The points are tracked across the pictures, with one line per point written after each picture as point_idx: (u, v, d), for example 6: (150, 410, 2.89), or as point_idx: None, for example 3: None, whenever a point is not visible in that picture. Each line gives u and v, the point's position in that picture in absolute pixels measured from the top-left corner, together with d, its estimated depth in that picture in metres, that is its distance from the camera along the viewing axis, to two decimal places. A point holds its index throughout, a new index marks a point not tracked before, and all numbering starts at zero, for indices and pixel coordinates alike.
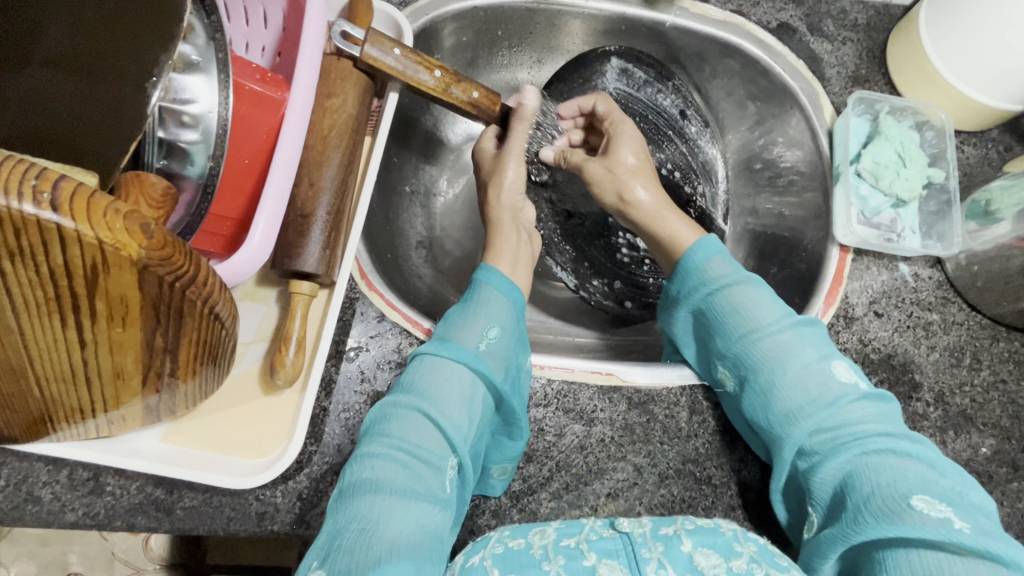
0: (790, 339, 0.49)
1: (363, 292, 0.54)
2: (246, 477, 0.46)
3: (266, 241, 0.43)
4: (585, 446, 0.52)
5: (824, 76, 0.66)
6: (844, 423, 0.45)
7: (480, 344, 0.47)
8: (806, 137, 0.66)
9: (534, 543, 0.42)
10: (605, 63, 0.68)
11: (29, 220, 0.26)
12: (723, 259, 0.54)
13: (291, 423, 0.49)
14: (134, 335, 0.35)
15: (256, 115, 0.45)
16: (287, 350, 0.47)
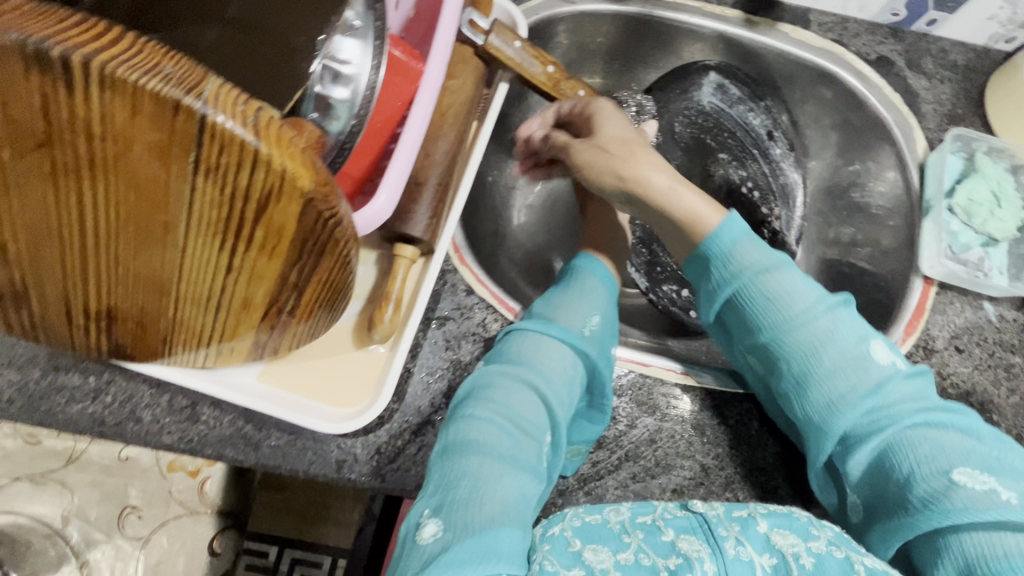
0: (819, 322, 0.49)
1: (455, 265, 0.56)
2: (332, 423, 0.48)
3: (389, 201, 0.47)
4: (655, 440, 0.53)
5: (920, 111, 0.66)
6: (884, 406, 0.46)
7: (584, 329, 0.54)
8: (895, 169, 0.66)
9: (611, 518, 0.44)
10: (704, 77, 0.75)
11: (235, 140, 0.27)
12: (744, 238, 0.52)
13: (378, 378, 0.51)
14: (275, 269, 0.34)
15: (396, 82, 0.49)
16: (386, 308, 0.50)
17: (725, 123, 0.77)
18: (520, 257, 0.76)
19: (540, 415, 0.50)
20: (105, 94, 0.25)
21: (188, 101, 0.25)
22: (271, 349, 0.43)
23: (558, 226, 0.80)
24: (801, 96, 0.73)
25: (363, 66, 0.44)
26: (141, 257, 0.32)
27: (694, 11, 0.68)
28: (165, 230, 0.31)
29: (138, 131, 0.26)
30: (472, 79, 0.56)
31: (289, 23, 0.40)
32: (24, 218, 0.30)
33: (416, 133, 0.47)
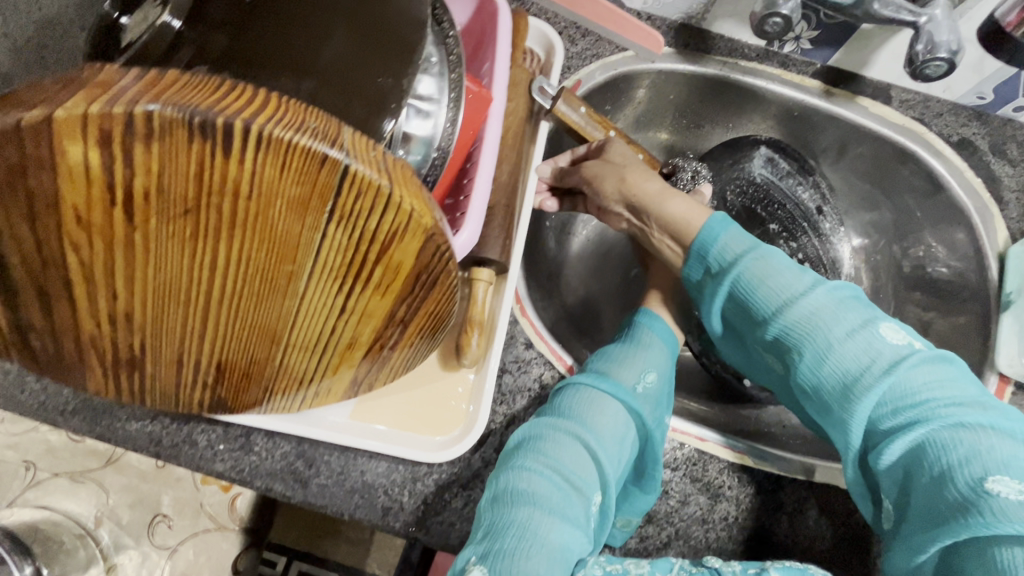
0: (827, 303, 0.45)
1: (516, 316, 0.56)
2: (438, 451, 0.50)
3: (472, 237, 0.48)
4: (707, 521, 0.51)
5: (1003, 199, 0.64)
6: (911, 394, 0.41)
7: (638, 385, 0.50)
8: (971, 255, 0.64)
9: (630, 570, 0.42)
10: (754, 151, 0.72)
11: (372, 187, 0.27)
12: (734, 232, 0.51)
13: (470, 399, 0.52)
14: (385, 307, 0.33)
15: (472, 113, 0.47)
16: (472, 336, 0.50)
17: (774, 193, 0.73)
18: (571, 304, 0.75)
19: (592, 475, 0.46)
20: (258, 158, 0.25)
21: (335, 154, 0.26)
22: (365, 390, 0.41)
23: (608, 275, 0.79)
24: (876, 170, 0.71)
25: (443, 101, 0.42)
26: (262, 308, 0.31)
27: (771, 77, 0.68)
28: (291, 278, 0.30)
29: (282, 187, 0.26)
30: (524, 97, 0.59)
31: (364, 71, 0.35)
32: (153, 281, 0.30)
33: (489, 167, 0.50)
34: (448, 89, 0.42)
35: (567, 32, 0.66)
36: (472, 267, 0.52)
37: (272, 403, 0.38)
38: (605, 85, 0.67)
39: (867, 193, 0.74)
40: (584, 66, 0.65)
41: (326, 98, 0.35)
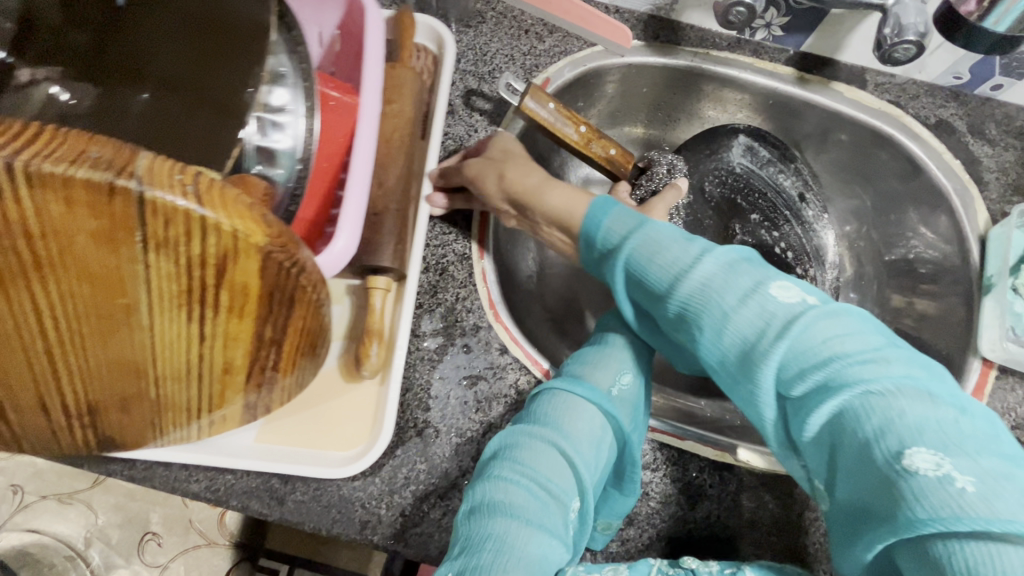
0: (716, 271, 0.43)
1: (489, 322, 0.55)
2: (341, 467, 0.49)
3: (350, 241, 0.46)
4: (689, 520, 0.50)
5: (982, 180, 0.63)
6: (816, 358, 0.38)
7: (613, 388, 0.50)
8: (951, 238, 0.63)
9: None
10: (733, 139, 0.71)
11: (178, 211, 0.28)
12: (621, 210, 0.50)
13: (372, 412, 0.51)
14: (248, 328, 0.34)
15: (335, 119, 0.50)
16: (370, 345, 0.50)
17: (754, 183, 0.71)
18: (552, 304, 0.74)
19: (571, 482, 0.45)
20: (40, 197, 0.26)
21: (121, 181, 0.27)
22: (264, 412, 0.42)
23: (588, 273, 0.79)
24: (856, 155, 0.70)
25: (299, 112, 0.43)
26: (113, 343, 0.33)
27: (745, 66, 0.66)
28: (128, 313, 0.32)
29: (79, 223, 0.27)
30: (410, 100, 0.56)
31: (203, 76, 0.36)
32: None
33: (365, 165, 0.47)
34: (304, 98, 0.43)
35: (534, 29, 0.66)
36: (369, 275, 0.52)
37: (161, 433, 0.40)
38: (574, 82, 0.66)
39: (847, 178, 0.73)
40: (553, 63, 0.65)
41: (171, 101, 0.36)
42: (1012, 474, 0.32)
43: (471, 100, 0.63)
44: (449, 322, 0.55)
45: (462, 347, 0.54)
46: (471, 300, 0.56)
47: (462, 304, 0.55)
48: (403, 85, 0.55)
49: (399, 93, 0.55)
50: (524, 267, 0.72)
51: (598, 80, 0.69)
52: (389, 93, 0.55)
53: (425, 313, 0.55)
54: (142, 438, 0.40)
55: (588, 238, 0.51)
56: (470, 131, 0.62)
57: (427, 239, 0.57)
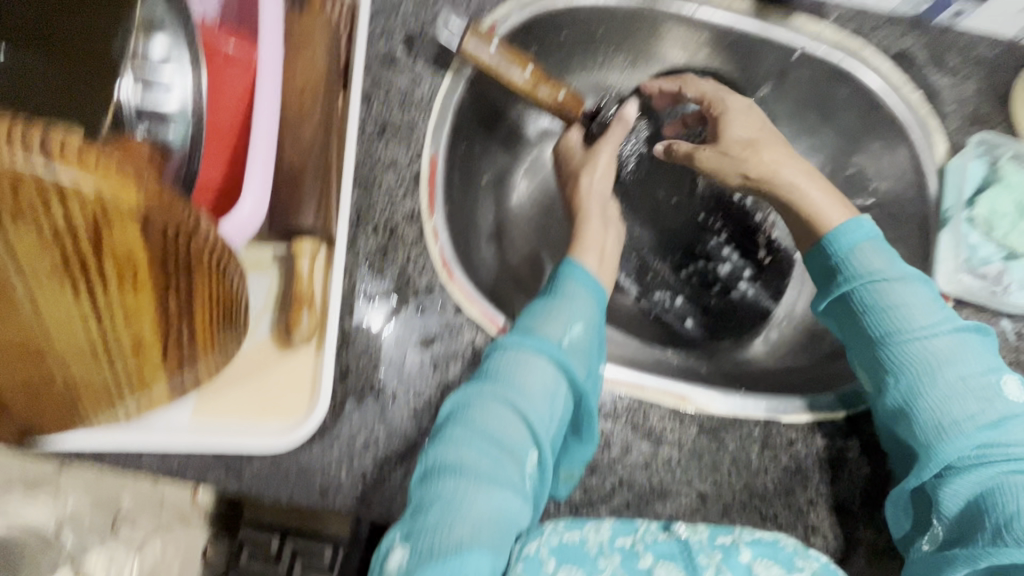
0: (950, 345, 0.48)
1: (443, 282, 0.54)
2: (279, 438, 0.48)
3: (260, 202, 0.43)
4: (650, 466, 0.51)
5: (942, 111, 0.61)
6: (996, 441, 0.45)
7: (564, 338, 0.49)
8: (912, 173, 0.62)
9: (589, 538, 0.46)
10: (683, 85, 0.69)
11: (24, 175, 0.26)
12: (874, 244, 0.52)
13: (309, 383, 0.49)
14: (147, 301, 0.36)
15: (233, 72, 0.46)
16: (300, 312, 0.48)
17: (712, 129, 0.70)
18: (515, 262, 0.72)
19: (525, 437, 0.45)
20: None
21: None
22: (193, 380, 0.46)
23: (553, 231, 0.77)
24: (818, 94, 0.68)
25: (184, 61, 0.40)
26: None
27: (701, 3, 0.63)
28: (4, 289, 0.32)
29: None
30: (323, 51, 0.52)
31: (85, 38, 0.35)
32: None
33: (270, 117, 0.44)
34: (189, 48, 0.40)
35: None
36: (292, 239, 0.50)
37: (83, 408, 0.43)
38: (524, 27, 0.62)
39: (810, 117, 0.71)
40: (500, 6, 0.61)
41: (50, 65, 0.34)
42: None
43: (413, 48, 0.59)
44: (401, 284, 0.53)
45: (416, 308, 0.53)
46: (424, 260, 0.54)
47: (414, 264, 0.54)
48: (315, 33, 0.52)
49: (310, 43, 0.51)
50: (485, 225, 0.70)
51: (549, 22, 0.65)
52: (299, 44, 0.51)
53: (377, 276, 0.53)
54: (65, 419, 0.43)
55: (835, 268, 0.52)
56: (414, 81, 0.58)
57: (374, 198, 0.55)
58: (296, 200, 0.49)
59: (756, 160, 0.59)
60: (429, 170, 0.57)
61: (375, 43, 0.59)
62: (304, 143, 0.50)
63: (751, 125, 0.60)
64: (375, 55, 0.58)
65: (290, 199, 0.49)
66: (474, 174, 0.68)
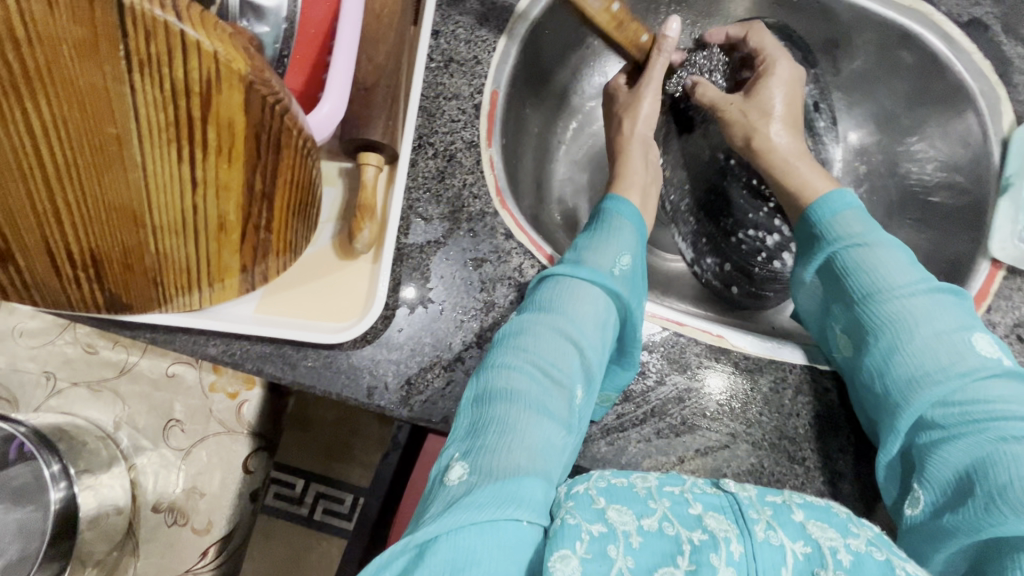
0: (925, 302, 0.47)
1: (496, 209, 0.56)
2: (334, 334, 0.51)
3: (338, 104, 0.45)
4: (683, 399, 0.52)
5: (1012, 81, 0.60)
6: (973, 399, 0.43)
7: (615, 269, 0.50)
8: (973, 144, 0.62)
9: (637, 484, 0.41)
10: (752, 36, 0.66)
11: (158, 24, 0.30)
12: (853, 213, 0.53)
13: (366, 289, 0.53)
14: (237, 177, 0.39)
15: None
16: (363, 220, 0.51)
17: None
18: (559, 213, 0.74)
19: (575, 369, 0.45)
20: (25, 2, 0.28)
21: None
22: (262, 277, 0.49)
23: (598, 186, 0.79)
24: (880, 61, 0.68)
25: None
26: (109, 178, 0.37)
27: None
28: (120, 146, 0.35)
29: (64, 31, 0.30)
30: None
31: None
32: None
33: (353, 31, 0.47)
34: None
35: None
36: (361, 152, 0.52)
37: (165, 288, 0.47)
38: None
39: (871, 86, 0.71)
40: None
41: None
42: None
43: None
44: (456, 208, 0.56)
45: (467, 231, 0.55)
46: (478, 187, 0.56)
47: (469, 190, 0.56)
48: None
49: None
50: (534, 172, 0.72)
51: None
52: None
53: (433, 198, 0.56)
54: (150, 298, 0.47)
55: (815, 233, 0.54)
56: (481, 19, 0.60)
57: (436, 125, 0.57)
58: (365, 109, 0.50)
59: (766, 130, 0.59)
60: (489, 105, 0.59)
61: None
62: (378, 62, 0.52)
63: (792, 110, 0.61)
64: None
65: (362, 108, 0.51)
66: (528, 120, 0.70)
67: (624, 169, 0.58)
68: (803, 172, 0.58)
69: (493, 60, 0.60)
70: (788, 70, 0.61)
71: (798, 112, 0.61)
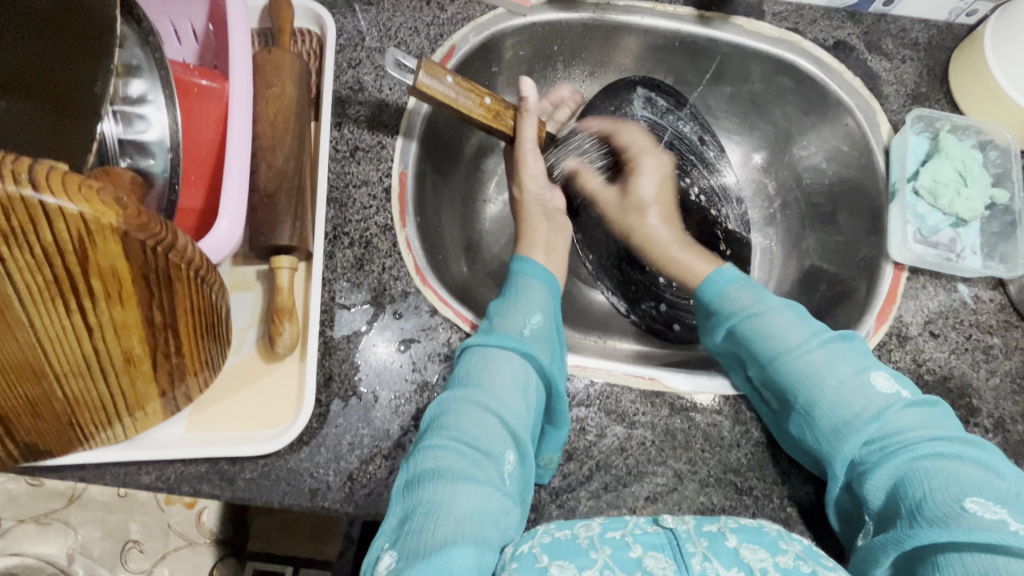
0: (823, 355, 0.50)
1: (417, 287, 0.57)
2: (268, 443, 0.50)
3: (234, 225, 0.48)
4: (625, 448, 0.53)
5: (882, 93, 0.65)
6: (888, 433, 0.46)
7: (524, 329, 0.51)
8: (860, 154, 0.66)
9: (580, 533, 0.40)
10: (632, 92, 0.71)
11: (16, 199, 0.30)
12: (740, 284, 0.57)
13: (296, 389, 0.53)
14: (133, 315, 0.39)
15: (204, 107, 0.51)
16: (282, 323, 0.51)
17: (660, 133, 0.72)
18: (493, 271, 0.75)
19: (502, 436, 0.45)
20: None
21: None
22: (184, 397, 0.48)
23: None
24: (764, 87, 0.72)
25: (160, 101, 0.43)
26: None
27: (646, 12, 0.68)
28: (4, 310, 0.35)
29: None
30: (292, 82, 0.56)
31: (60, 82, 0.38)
32: None
33: (243, 149, 0.49)
34: (161, 86, 0.43)
35: None
36: (273, 256, 0.53)
37: (84, 427, 0.45)
38: (480, 48, 0.67)
39: (764, 110, 0.75)
40: (457, 30, 0.66)
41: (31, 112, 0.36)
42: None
43: (379, 76, 0.63)
44: (377, 292, 0.56)
45: (393, 314, 0.56)
46: (398, 268, 0.57)
47: (389, 273, 0.57)
48: (284, 68, 0.55)
49: (280, 76, 0.55)
50: (461, 237, 0.73)
51: (503, 42, 0.69)
52: (269, 78, 0.55)
53: (354, 286, 0.56)
54: (69, 439, 0.46)
55: (710, 308, 0.57)
56: (381, 105, 0.62)
57: (349, 214, 0.58)
58: (272, 215, 0.52)
59: (641, 224, 0.68)
60: (399, 186, 0.60)
61: (343, 74, 0.63)
62: (278, 167, 0.53)
63: (665, 202, 0.70)
64: (344, 85, 0.63)
65: (268, 215, 0.52)
66: (446, 189, 0.72)
67: (525, 228, 0.63)
68: (683, 260, 0.66)
69: (397, 144, 0.62)
70: (655, 164, 0.71)
71: (675, 202, 0.71)
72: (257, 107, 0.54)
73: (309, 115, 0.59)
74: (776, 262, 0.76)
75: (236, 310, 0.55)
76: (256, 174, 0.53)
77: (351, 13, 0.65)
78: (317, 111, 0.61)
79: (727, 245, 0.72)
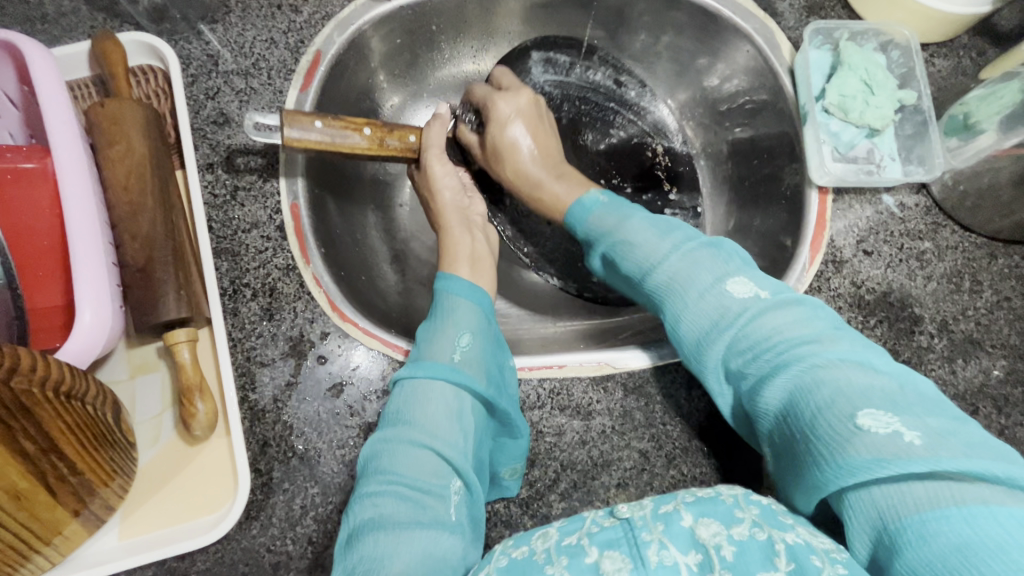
0: (682, 263, 0.47)
1: (337, 325, 0.53)
2: (210, 530, 0.47)
3: (101, 312, 0.43)
4: (586, 441, 0.51)
5: (777, 12, 0.61)
6: (758, 341, 0.41)
7: (454, 355, 0.48)
8: (766, 78, 0.63)
9: (538, 548, 0.37)
10: (528, 60, 0.68)
11: None
12: (602, 206, 0.54)
13: (229, 463, 0.49)
14: (0, 455, 0.34)
15: (34, 192, 0.45)
16: (194, 403, 0.47)
17: (572, 92, 0.70)
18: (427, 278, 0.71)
19: (444, 470, 0.42)
20: None
21: None
22: (104, 506, 0.45)
23: None
24: (659, 28, 0.68)
25: None
26: None
27: None
28: None
29: None
30: (140, 133, 0.49)
31: None
32: None
33: (93, 232, 0.44)
34: None
35: (287, 2, 0.59)
36: (166, 332, 0.48)
37: None
38: (348, 48, 0.61)
39: (664, 50, 0.70)
40: (319, 32, 0.59)
41: None
42: (954, 426, 0.33)
43: (243, 102, 0.57)
44: (295, 340, 0.52)
45: (318, 360, 0.52)
46: (311, 310, 0.53)
47: (303, 316, 0.53)
48: (125, 119, 0.49)
49: (122, 129, 0.48)
50: (383, 251, 0.68)
51: (375, 33, 0.63)
52: (108, 135, 0.48)
53: (269, 340, 0.52)
54: None
55: (582, 239, 0.55)
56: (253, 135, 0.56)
57: (245, 264, 0.53)
58: (150, 291, 0.47)
59: (512, 165, 0.60)
60: (294, 220, 0.55)
61: (203, 108, 0.56)
62: (143, 234, 0.47)
63: (540, 141, 0.60)
64: (206, 119, 0.56)
65: (145, 291, 0.47)
66: (352, 203, 0.67)
67: (448, 240, 0.58)
68: (556, 196, 0.58)
69: (279, 172, 0.55)
70: (512, 103, 0.59)
71: (550, 143, 0.61)
72: (102, 172, 0.48)
73: (173, 164, 0.53)
74: (709, 203, 0.74)
75: (145, 396, 0.50)
76: (121, 248, 0.47)
77: (197, 36, 0.58)
78: (182, 157, 0.54)
79: (672, 182, 0.72)
